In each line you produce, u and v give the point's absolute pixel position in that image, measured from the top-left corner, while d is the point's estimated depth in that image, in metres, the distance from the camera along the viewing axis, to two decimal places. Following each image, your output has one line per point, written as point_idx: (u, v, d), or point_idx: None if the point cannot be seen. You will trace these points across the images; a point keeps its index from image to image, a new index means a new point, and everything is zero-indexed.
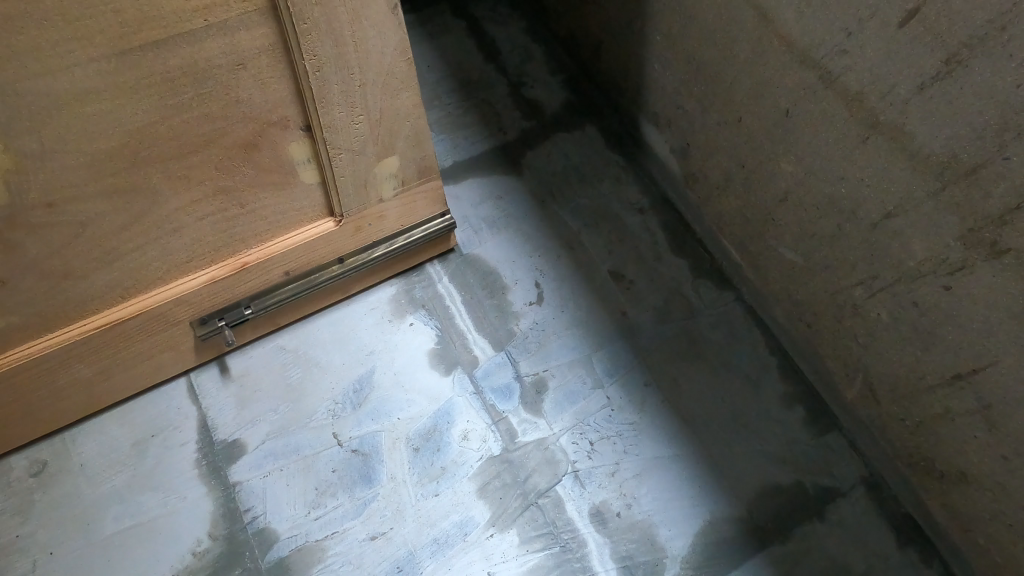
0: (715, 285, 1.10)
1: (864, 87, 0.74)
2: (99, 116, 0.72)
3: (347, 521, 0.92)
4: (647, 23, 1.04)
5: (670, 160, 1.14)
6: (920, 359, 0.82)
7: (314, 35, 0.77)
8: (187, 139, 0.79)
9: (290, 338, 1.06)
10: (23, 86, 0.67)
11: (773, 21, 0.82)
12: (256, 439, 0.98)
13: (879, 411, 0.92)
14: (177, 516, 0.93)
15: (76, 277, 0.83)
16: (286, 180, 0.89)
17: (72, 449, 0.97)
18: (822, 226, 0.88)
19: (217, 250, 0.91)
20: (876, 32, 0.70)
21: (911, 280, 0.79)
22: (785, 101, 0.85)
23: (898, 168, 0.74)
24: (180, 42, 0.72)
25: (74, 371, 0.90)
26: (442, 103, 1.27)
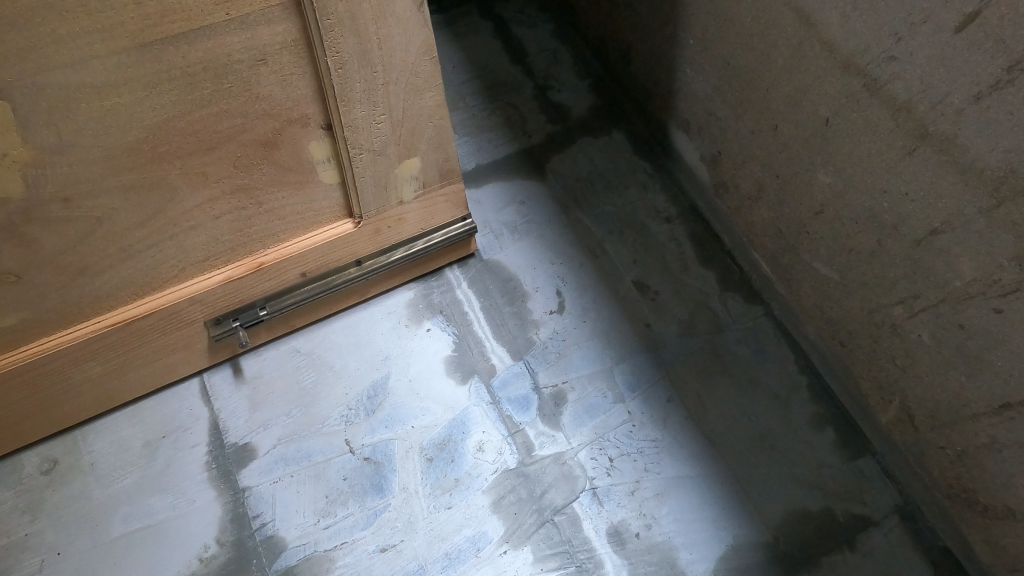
0: (744, 299, 1.06)
1: (913, 95, 0.70)
2: (117, 110, 0.71)
3: (357, 531, 0.90)
4: (680, 26, 1.01)
5: (700, 168, 1.11)
6: (964, 385, 0.78)
7: (337, 31, 0.75)
8: (206, 135, 0.77)
9: (305, 341, 1.04)
10: (42, 77, 0.66)
11: (816, 25, 0.78)
12: (267, 443, 0.96)
13: (917, 437, 0.87)
14: (186, 519, 0.91)
15: (91, 273, 0.81)
16: (304, 180, 0.87)
17: (83, 447, 0.95)
18: (861, 241, 0.84)
19: (234, 250, 0.89)
20: (929, 37, 0.66)
21: (958, 301, 0.74)
22: (825, 109, 0.81)
23: (947, 182, 0.70)
24: (200, 36, 0.70)
25: (86, 368, 0.89)
26: (466, 105, 1.25)
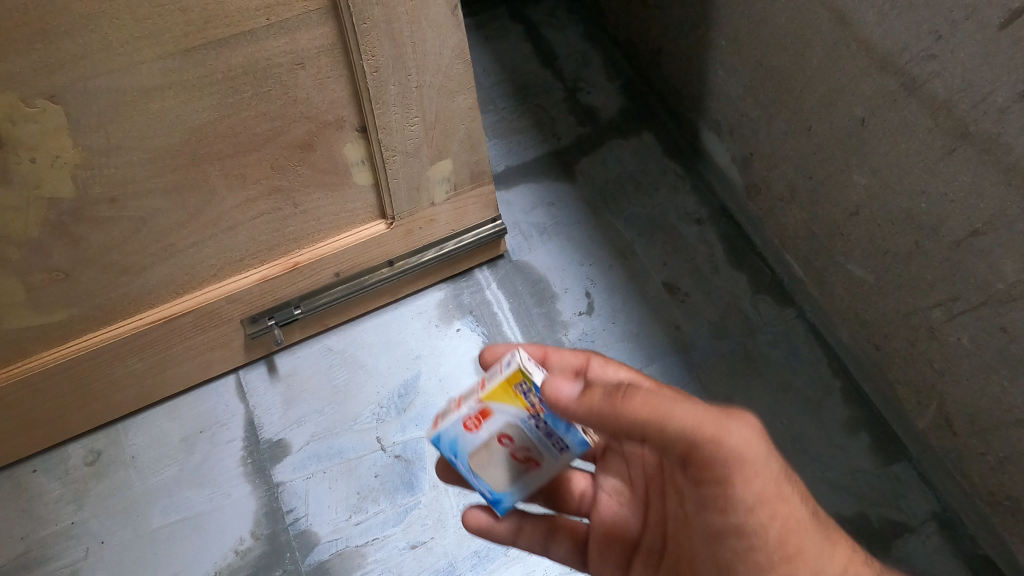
0: (776, 301, 1.05)
1: (953, 94, 0.69)
2: (162, 113, 0.73)
3: (388, 528, 0.91)
4: (712, 27, 1.01)
5: (731, 170, 1.10)
6: (1006, 390, 0.76)
7: (374, 35, 0.77)
8: (246, 137, 0.79)
9: (338, 340, 1.05)
10: (93, 82, 0.68)
11: (852, 24, 0.77)
12: (300, 440, 0.98)
13: (955, 443, 0.85)
14: (222, 513, 0.93)
15: (135, 271, 0.84)
16: (339, 182, 0.89)
17: (125, 440, 0.98)
18: (897, 243, 0.82)
19: (271, 249, 0.91)
20: (971, 35, 0.65)
21: (999, 303, 0.73)
22: (861, 109, 0.80)
23: (989, 182, 0.69)
24: (242, 41, 0.72)
25: (129, 364, 0.92)
26: (497, 107, 1.26)
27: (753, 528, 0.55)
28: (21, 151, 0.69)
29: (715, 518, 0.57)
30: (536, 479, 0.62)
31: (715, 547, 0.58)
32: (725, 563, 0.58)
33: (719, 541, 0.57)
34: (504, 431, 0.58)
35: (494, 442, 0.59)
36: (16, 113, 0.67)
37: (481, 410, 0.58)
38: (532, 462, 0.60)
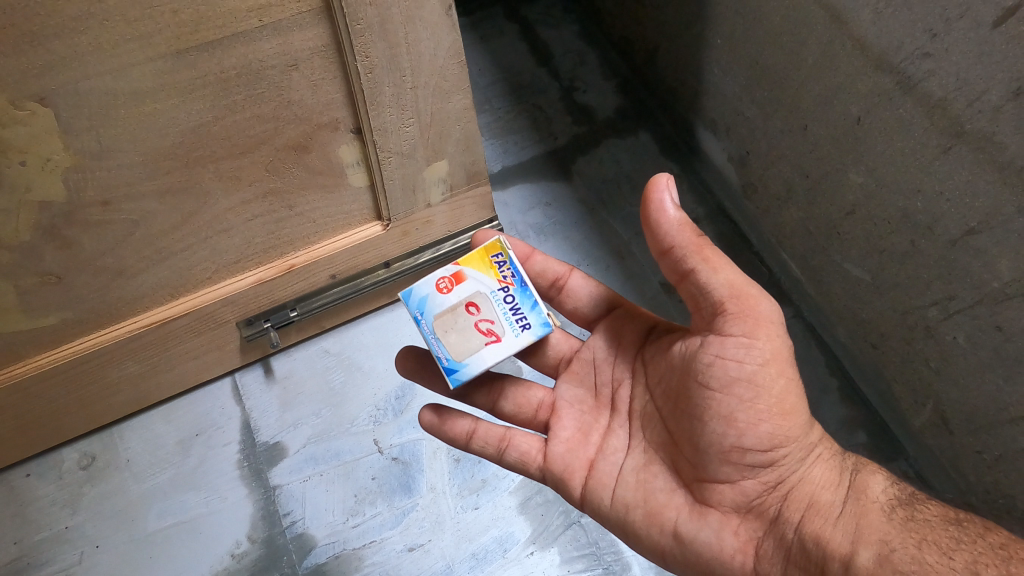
0: (773, 300, 1.05)
1: (948, 93, 0.69)
2: (154, 115, 0.72)
3: (385, 531, 0.91)
4: (708, 26, 1.00)
5: (727, 169, 1.10)
6: (1002, 389, 0.76)
7: (368, 36, 0.76)
8: (240, 139, 0.79)
9: (334, 342, 1.05)
10: (84, 84, 0.68)
11: (847, 23, 0.77)
12: (297, 443, 0.97)
13: (952, 442, 0.85)
14: (218, 516, 0.93)
15: (129, 274, 0.84)
16: (334, 183, 0.88)
17: (120, 444, 0.98)
18: (893, 242, 0.82)
19: (266, 251, 0.91)
20: (966, 33, 0.65)
21: (995, 302, 0.73)
22: (857, 107, 0.80)
23: (984, 181, 0.69)
24: (234, 42, 0.71)
25: (123, 367, 0.91)
26: (492, 107, 1.25)
27: (759, 379, 0.62)
28: (12, 154, 0.69)
29: (731, 367, 0.62)
30: (492, 347, 0.70)
31: (720, 410, 0.63)
32: (732, 420, 0.62)
33: (725, 397, 0.62)
34: (476, 292, 0.72)
35: (462, 306, 0.71)
36: (7, 116, 0.66)
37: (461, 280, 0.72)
38: (493, 332, 0.70)
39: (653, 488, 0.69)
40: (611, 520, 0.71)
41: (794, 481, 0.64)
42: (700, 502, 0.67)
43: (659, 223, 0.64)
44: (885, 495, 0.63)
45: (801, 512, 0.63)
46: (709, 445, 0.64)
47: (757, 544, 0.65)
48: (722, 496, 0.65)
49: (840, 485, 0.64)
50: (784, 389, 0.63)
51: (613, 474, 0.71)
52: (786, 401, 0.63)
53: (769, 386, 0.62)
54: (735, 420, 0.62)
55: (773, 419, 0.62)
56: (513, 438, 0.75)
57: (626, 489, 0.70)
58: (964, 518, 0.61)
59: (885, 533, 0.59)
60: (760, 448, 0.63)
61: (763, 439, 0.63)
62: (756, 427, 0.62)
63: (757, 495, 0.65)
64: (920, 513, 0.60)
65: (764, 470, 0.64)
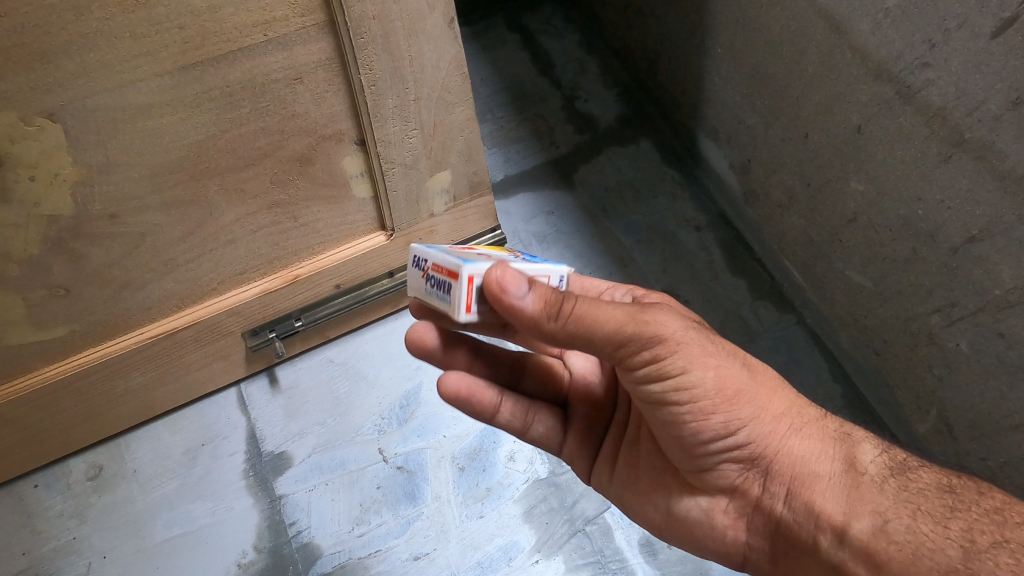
0: (776, 307, 1.05)
1: (947, 102, 0.69)
2: (161, 129, 0.73)
3: (390, 539, 0.91)
4: (708, 35, 1.01)
5: (729, 176, 1.10)
6: (1006, 396, 0.76)
7: (371, 49, 0.77)
8: (245, 152, 0.79)
9: (339, 352, 1.05)
10: (91, 100, 0.68)
11: (847, 32, 0.77)
12: (302, 452, 0.98)
13: (956, 448, 0.86)
14: (224, 525, 0.93)
15: (135, 286, 0.84)
16: (338, 195, 0.89)
17: (126, 454, 0.98)
18: (895, 249, 0.83)
19: (271, 262, 0.91)
20: (964, 44, 0.66)
21: (997, 309, 0.73)
22: (857, 116, 0.81)
23: (985, 189, 0.69)
24: (239, 57, 0.72)
25: (129, 378, 0.92)
26: (495, 116, 1.26)
27: (691, 376, 0.57)
28: (21, 169, 0.69)
29: (654, 382, 0.57)
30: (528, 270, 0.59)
31: (666, 413, 0.60)
32: (680, 422, 0.59)
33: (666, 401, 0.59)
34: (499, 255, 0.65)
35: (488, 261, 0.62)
36: (16, 132, 0.67)
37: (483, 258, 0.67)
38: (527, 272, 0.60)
39: (644, 473, 0.70)
40: (617, 494, 0.73)
41: (772, 455, 0.60)
42: (688, 485, 0.66)
43: (507, 314, 0.54)
44: (875, 465, 0.59)
45: (788, 484, 0.60)
46: (669, 441, 0.63)
47: (748, 520, 0.64)
48: (706, 480, 0.64)
49: (829, 447, 0.61)
50: (722, 380, 0.58)
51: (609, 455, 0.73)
52: (729, 387, 0.59)
53: (705, 381, 0.57)
54: (683, 420, 0.59)
55: (725, 409, 0.59)
56: (535, 415, 0.73)
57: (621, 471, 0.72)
58: (958, 482, 0.58)
59: (880, 504, 0.56)
60: (723, 438, 0.60)
61: (721, 429, 0.59)
62: (708, 422, 0.59)
63: (740, 476, 0.62)
64: (907, 479, 0.58)
65: (736, 452, 0.61)
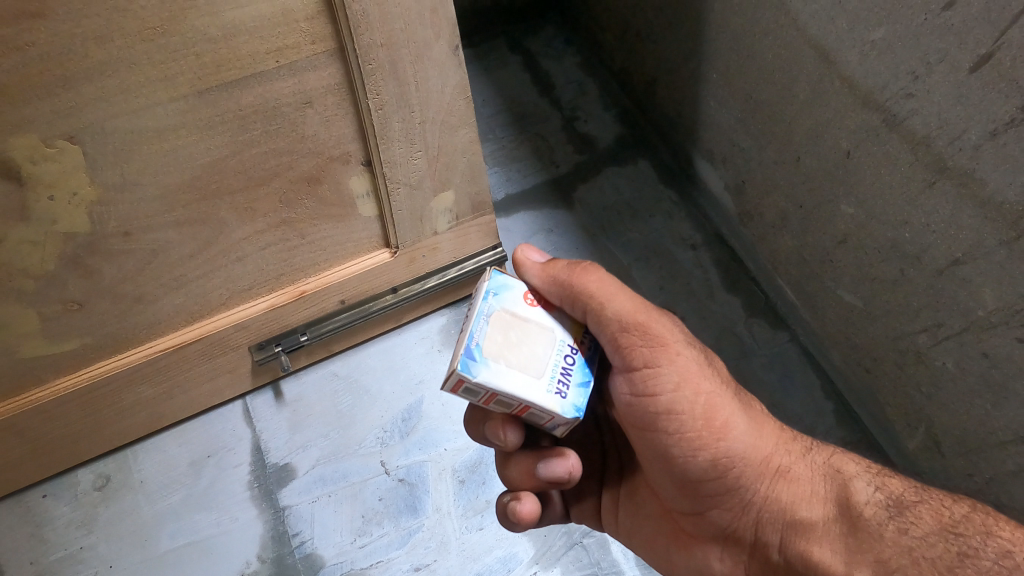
0: (769, 324, 1.08)
1: (931, 131, 0.72)
2: (176, 151, 0.76)
3: (392, 551, 0.93)
4: (704, 61, 1.05)
5: (724, 197, 1.13)
6: (990, 414, 0.79)
7: (378, 75, 0.80)
8: (256, 172, 0.82)
9: (342, 365, 1.08)
10: (110, 124, 0.71)
11: (836, 62, 0.81)
12: (306, 464, 1.00)
13: (944, 464, 0.88)
14: (229, 536, 0.95)
15: (146, 301, 0.87)
16: (345, 213, 0.92)
17: (134, 465, 1.00)
18: (884, 270, 0.85)
19: (278, 278, 0.94)
20: (946, 77, 0.69)
21: (981, 330, 0.76)
22: (846, 142, 0.84)
23: (967, 214, 0.72)
24: (252, 82, 0.75)
25: (138, 391, 0.94)
26: (496, 136, 1.29)
27: (676, 409, 0.61)
28: (41, 189, 0.72)
29: (647, 406, 0.63)
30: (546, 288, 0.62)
31: (655, 448, 0.65)
32: (671, 456, 0.64)
33: (653, 434, 0.64)
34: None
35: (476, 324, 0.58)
36: (37, 153, 0.70)
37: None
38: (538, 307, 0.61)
39: (646, 521, 0.74)
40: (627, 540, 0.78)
41: (761, 502, 0.64)
42: (687, 527, 0.70)
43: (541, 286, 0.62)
44: (871, 504, 0.59)
45: (782, 531, 0.63)
46: (662, 476, 0.68)
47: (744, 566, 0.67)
48: (702, 525, 0.68)
49: (821, 501, 0.62)
50: (711, 410, 0.62)
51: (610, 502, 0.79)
52: (715, 419, 0.62)
53: (689, 413, 0.61)
54: (675, 457, 0.64)
55: (711, 447, 0.62)
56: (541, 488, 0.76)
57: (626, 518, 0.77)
58: (961, 517, 0.56)
59: (880, 551, 0.55)
60: (714, 476, 0.64)
61: (707, 467, 0.63)
62: (696, 458, 0.63)
63: (732, 521, 0.66)
64: (903, 523, 0.56)
65: (726, 496, 0.65)
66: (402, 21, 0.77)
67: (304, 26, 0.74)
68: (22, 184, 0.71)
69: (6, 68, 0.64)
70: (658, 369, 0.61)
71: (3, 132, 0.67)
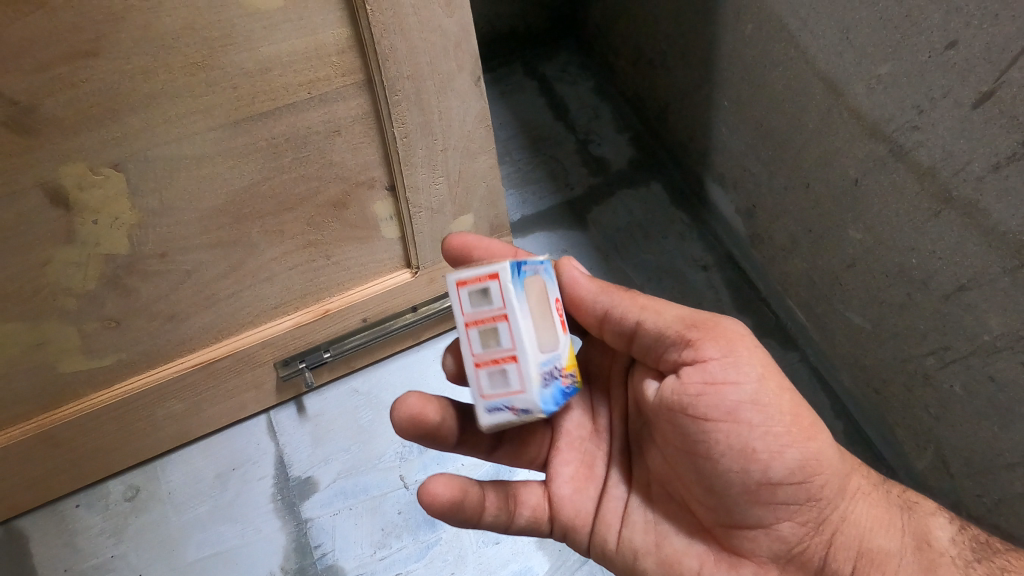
0: (780, 345, 1.10)
1: (936, 162, 0.75)
2: (212, 177, 0.80)
3: (411, 563, 0.96)
4: (716, 89, 1.08)
5: (735, 220, 1.16)
6: (997, 436, 0.81)
7: (404, 105, 0.84)
8: (286, 197, 0.86)
9: (363, 382, 1.11)
10: (152, 152, 0.75)
11: (844, 94, 0.84)
12: (327, 478, 1.03)
13: (952, 484, 0.90)
14: (253, 547, 0.98)
15: (179, 319, 0.90)
16: (369, 235, 0.96)
17: (162, 477, 1.04)
18: (892, 294, 0.88)
19: (304, 297, 0.98)
20: (949, 111, 0.72)
21: (987, 354, 0.78)
22: (854, 170, 0.86)
23: (972, 242, 0.74)
24: (286, 112, 0.79)
25: (169, 405, 0.98)
26: (513, 159, 1.33)
27: (765, 398, 0.62)
28: (86, 213, 0.76)
29: (732, 393, 0.61)
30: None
31: (736, 441, 0.61)
32: (753, 455, 0.61)
33: (737, 425, 0.61)
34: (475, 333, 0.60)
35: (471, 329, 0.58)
36: (85, 180, 0.74)
37: (478, 320, 0.57)
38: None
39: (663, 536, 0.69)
40: (621, 564, 0.72)
41: (840, 524, 0.64)
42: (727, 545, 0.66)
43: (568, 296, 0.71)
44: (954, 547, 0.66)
45: (853, 560, 0.64)
46: (732, 482, 0.62)
47: None
48: (752, 541, 0.65)
49: (896, 531, 0.66)
50: (796, 407, 0.63)
51: (618, 512, 0.72)
52: (803, 419, 0.63)
53: (777, 404, 0.62)
54: (757, 452, 0.61)
55: (798, 444, 0.62)
56: (520, 494, 0.72)
57: (638, 533, 0.71)
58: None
59: None
60: (792, 480, 0.62)
61: (794, 467, 0.62)
62: (782, 456, 0.61)
63: (800, 535, 0.64)
64: (987, 565, 0.64)
65: (800, 506, 0.63)
66: (427, 55, 0.81)
67: (335, 60, 0.79)
68: (69, 209, 0.75)
69: (61, 102, 0.68)
70: (744, 358, 0.62)
71: (54, 161, 0.71)
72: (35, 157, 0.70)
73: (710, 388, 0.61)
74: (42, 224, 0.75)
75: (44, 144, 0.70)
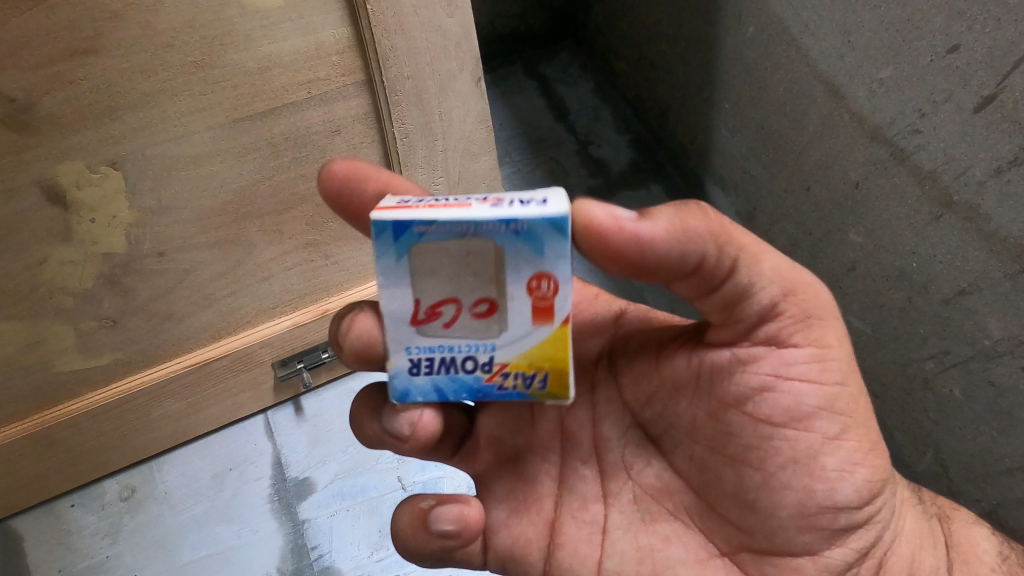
0: None
1: (937, 166, 0.75)
2: (210, 176, 0.79)
3: (408, 565, 0.96)
4: (716, 91, 1.08)
5: (735, 222, 1.16)
6: (997, 441, 0.80)
7: (404, 106, 0.84)
8: (285, 196, 0.86)
9: (361, 382, 1.11)
10: (150, 150, 0.75)
11: (845, 98, 0.84)
12: (325, 478, 1.03)
13: (952, 489, 0.89)
14: (250, 548, 0.98)
15: (176, 318, 0.90)
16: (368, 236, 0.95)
17: (158, 477, 1.03)
18: (892, 298, 0.88)
19: (303, 297, 0.97)
20: (951, 115, 0.72)
21: (987, 358, 0.78)
22: (855, 173, 0.86)
23: (972, 246, 0.74)
24: (285, 111, 0.79)
25: (166, 405, 0.97)
26: (512, 159, 1.32)
27: (841, 405, 0.53)
28: (84, 212, 0.76)
29: (808, 394, 0.52)
30: (399, 319, 0.49)
31: (802, 453, 0.53)
32: (816, 471, 0.53)
33: (808, 433, 0.52)
34: (499, 265, 0.46)
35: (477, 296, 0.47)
36: (82, 179, 0.73)
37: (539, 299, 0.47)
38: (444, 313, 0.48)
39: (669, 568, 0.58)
40: None
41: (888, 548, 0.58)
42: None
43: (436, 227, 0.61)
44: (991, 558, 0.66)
45: None
46: (786, 501, 0.53)
47: None
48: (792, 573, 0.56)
49: (942, 547, 0.63)
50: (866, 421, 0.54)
51: (596, 540, 0.59)
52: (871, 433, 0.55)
53: (855, 413, 0.53)
54: (825, 468, 0.53)
55: (868, 462, 0.54)
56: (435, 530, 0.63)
57: (627, 564, 0.58)
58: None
59: None
60: (855, 503, 0.54)
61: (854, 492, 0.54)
62: (852, 476, 0.54)
63: (846, 564, 0.56)
64: None
65: (856, 531, 0.56)
66: (428, 54, 0.81)
67: (335, 59, 0.78)
68: (66, 208, 0.74)
69: (59, 99, 0.68)
70: (823, 351, 0.52)
71: (52, 159, 0.71)
72: (32, 155, 0.70)
73: (780, 388, 0.52)
74: (39, 223, 0.74)
75: (42, 142, 0.69)
